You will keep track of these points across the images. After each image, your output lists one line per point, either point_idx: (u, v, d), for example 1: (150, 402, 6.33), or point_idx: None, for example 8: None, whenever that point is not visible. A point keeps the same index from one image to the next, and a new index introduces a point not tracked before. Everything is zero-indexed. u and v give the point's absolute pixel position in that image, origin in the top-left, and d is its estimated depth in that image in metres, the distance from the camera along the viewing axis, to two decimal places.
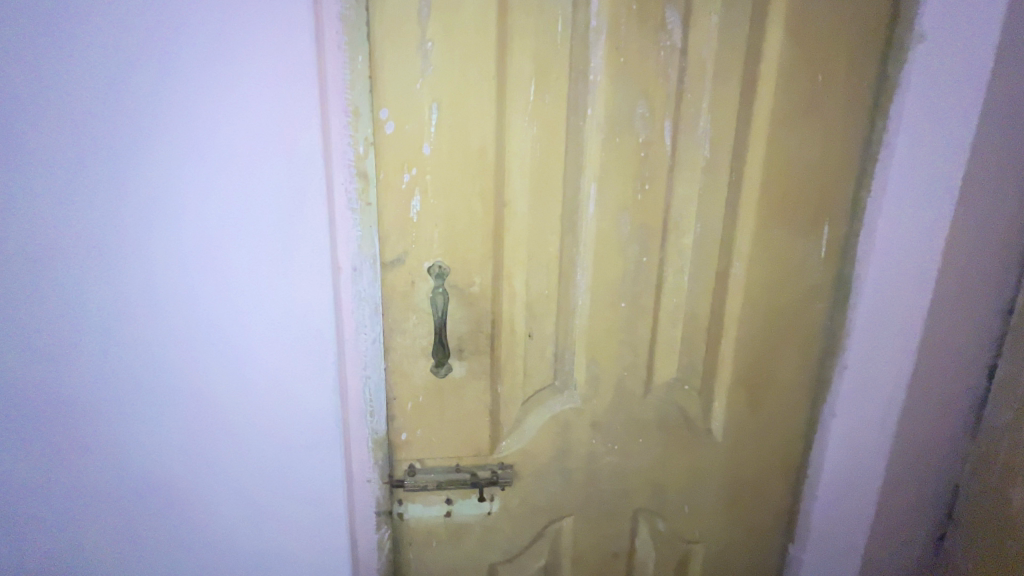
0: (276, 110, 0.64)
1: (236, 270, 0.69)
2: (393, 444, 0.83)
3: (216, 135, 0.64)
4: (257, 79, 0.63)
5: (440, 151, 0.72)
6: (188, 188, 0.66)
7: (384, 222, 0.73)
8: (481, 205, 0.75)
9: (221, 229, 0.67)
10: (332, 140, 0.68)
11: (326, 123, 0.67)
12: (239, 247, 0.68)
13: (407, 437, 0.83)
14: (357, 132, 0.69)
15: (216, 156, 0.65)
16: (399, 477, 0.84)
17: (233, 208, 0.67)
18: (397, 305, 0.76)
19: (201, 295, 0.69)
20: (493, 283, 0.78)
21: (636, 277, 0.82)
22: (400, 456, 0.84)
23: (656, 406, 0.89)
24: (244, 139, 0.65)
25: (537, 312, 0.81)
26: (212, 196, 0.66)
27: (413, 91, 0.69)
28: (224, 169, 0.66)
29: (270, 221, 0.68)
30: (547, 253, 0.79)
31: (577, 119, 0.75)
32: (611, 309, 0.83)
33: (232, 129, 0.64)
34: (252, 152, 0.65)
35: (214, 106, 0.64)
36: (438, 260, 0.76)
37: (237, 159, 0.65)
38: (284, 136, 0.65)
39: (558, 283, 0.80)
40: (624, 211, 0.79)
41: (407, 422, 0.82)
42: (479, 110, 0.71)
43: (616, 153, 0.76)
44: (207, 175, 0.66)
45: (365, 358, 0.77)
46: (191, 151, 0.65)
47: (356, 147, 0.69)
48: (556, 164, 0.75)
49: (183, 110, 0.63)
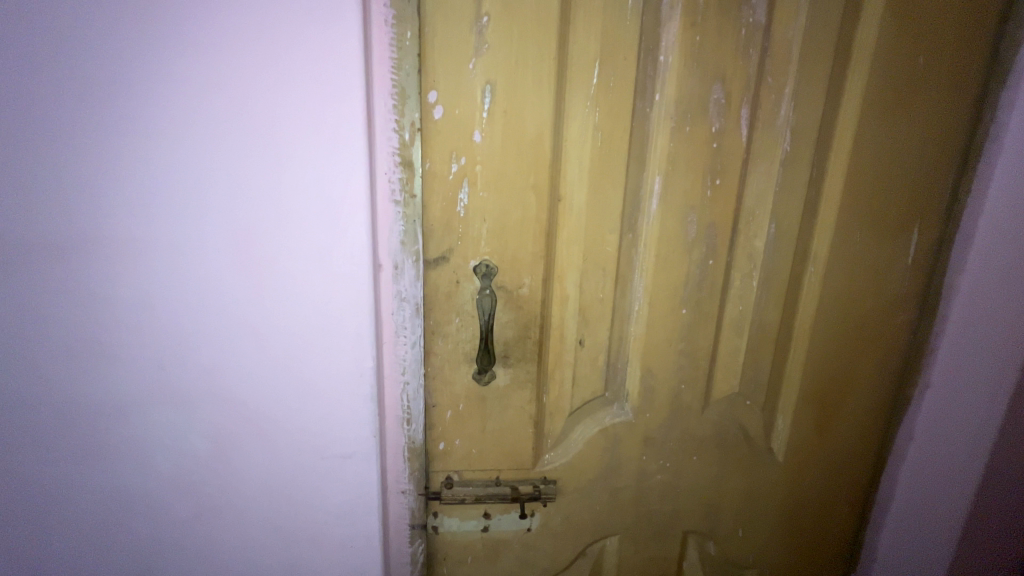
0: (316, 91, 0.58)
1: (269, 268, 0.64)
2: (431, 454, 0.77)
3: (250, 121, 0.59)
4: (296, 59, 0.57)
5: (493, 139, 0.65)
6: (219, 177, 0.61)
7: (429, 216, 0.67)
8: (535, 200, 0.68)
9: (255, 221, 0.62)
10: (376, 125, 0.62)
11: (370, 105, 0.60)
12: (273, 243, 0.63)
13: (445, 447, 0.77)
14: (403, 117, 0.62)
15: (251, 143, 0.60)
16: (436, 488, 0.79)
17: (268, 201, 0.61)
18: (440, 306, 0.70)
19: (232, 294, 0.64)
20: (544, 285, 0.72)
21: (701, 281, 0.75)
22: (437, 466, 0.78)
23: (714, 421, 0.82)
24: (281, 124, 0.59)
25: (590, 318, 0.74)
26: (245, 187, 0.61)
27: (465, 71, 0.63)
28: (261, 157, 0.60)
29: (306, 214, 0.62)
30: (604, 254, 0.72)
31: (644, 105, 0.67)
32: (671, 316, 0.76)
33: (268, 114, 0.59)
34: (290, 138, 0.60)
35: (250, 86, 0.58)
36: (486, 259, 0.69)
37: (274, 145, 0.60)
38: (325, 122, 0.60)
39: (614, 286, 0.73)
40: (691, 208, 0.71)
41: (446, 431, 0.77)
42: (537, 93, 0.64)
43: (686, 144, 0.69)
44: (240, 164, 0.60)
45: (404, 363, 0.71)
46: (224, 138, 0.59)
47: (402, 133, 0.63)
48: (618, 154, 0.68)
49: (215, 93, 0.58)
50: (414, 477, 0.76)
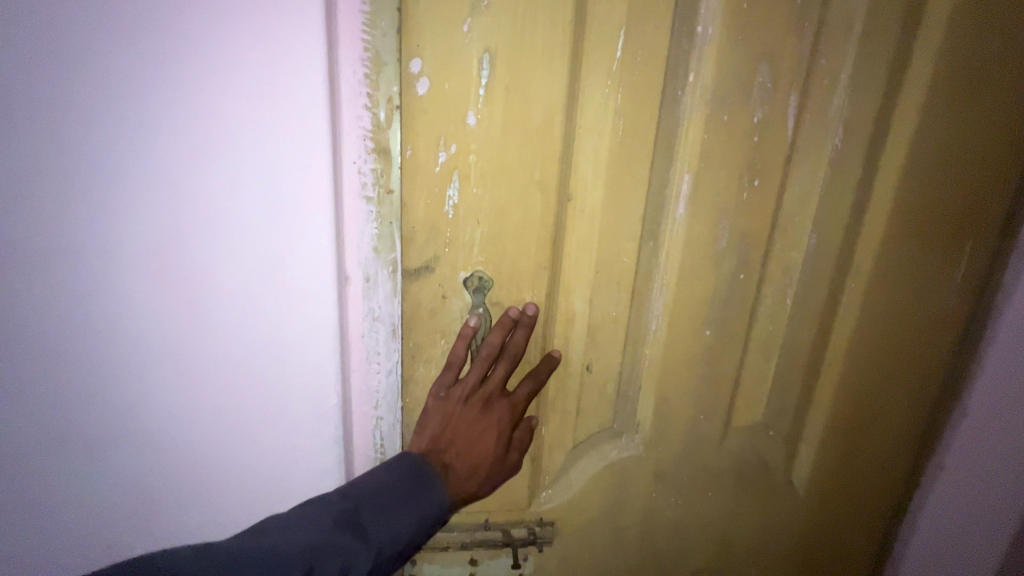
0: (263, 56, 0.45)
1: (208, 284, 0.51)
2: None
3: (172, 97, 0.46)
4: (229, 14, 0.44)
5: (491, 123, 0.52)
6: (134, 170, 0.47)
7: (410, 216, 0.54)
8: (540, 199, 0.56)
9: (183, 223, 0.49)
10: (342, 100, 0.48)
11: (333, 75, 0.47)
12: (212, 254, 0.50)
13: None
14: (378, 90, 0.49)
15: (172, 122, 0.46)
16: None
17: (202, 201, 0.49)
18: (422, 327, 0.58)
19: (160, 317, 0.52)
20: (547, 300, 0.60)
21: (728, 298, 0.64)
22: None
23: (733, 454, 0.73)
24: (216, 98, 0.46)
25: (601, 340, 0.63)
26: (165, 179, 0.48)
27: (459, 34, 0.49)
28: (188, 140, 0.47)
29: (252, 218, 0.50)
30: (619, 266, 0.60)
31: (675, 88, 0.55)
32: (692, 338, 0.65)
33: (196, 88, 0.45)
34: (229, 116, 0.47)
35: (174, 48, 0.44)
36: (479, 270, 0.57)
37: (206, 125, 0.47)
38: (274, 96, 0.46)
39: (630, 303, 0.62)
40: (723, 214, 0.60)
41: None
42: (548, 69, 0.52)
43: (722, 137, 0.57)
44: (156, 149, 0.47)
45: (377, 396, 0.59)
46: (138, 118, 0.46)
47: (375, 112, 0.49)
48: (640, 147, 0.56)
49: (121, 56, 0.44)
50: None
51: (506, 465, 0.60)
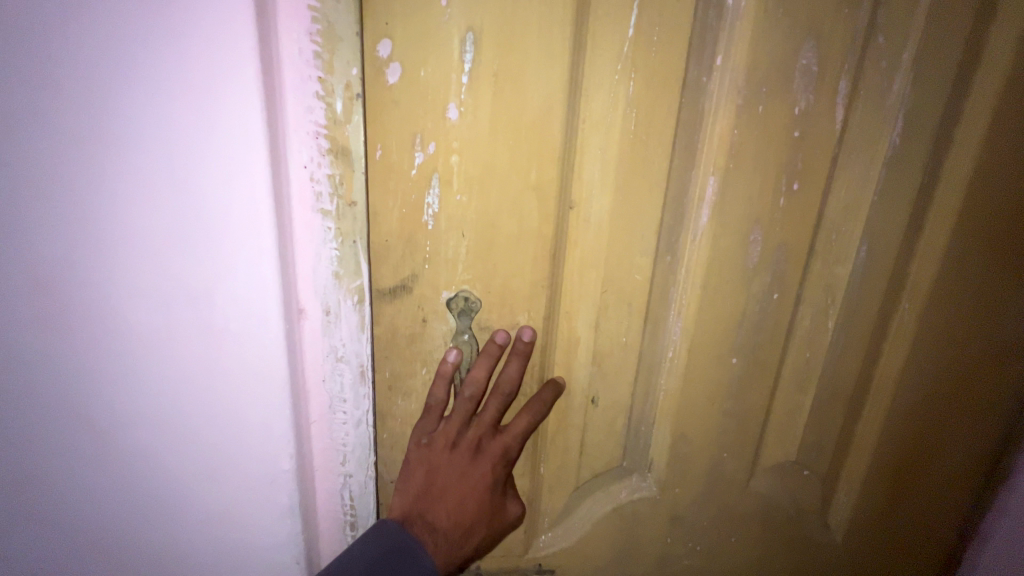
0: (182, 44, 0.37)
1: (137, 324, 0.44)
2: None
3: (79, 104, 0.38)
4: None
5: (477, 118, 0.44)
6: (38, 194, 0.39)
7: (383, 228, 0.46)
8: (536, 208, 0.47)
9: (98, 246, 0.41)
10: (287, 97, 0.41)
11: (274, 68, 0.40)
12: (139, 289, 0.43)
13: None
14: (332, 75, 0.41)
15: (77, 126, 0.38)
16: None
17: (120, 223, 0.41)
18: (399, 354, 0.50)
19: (85, 364, 0.44)
20: (545, 324, 0.52)
21: (760, 321, 0.54)
22: None
23: (762, 496, 0.63)
24: (128, 97, 0.38)
25: (608, 369, 0.54)
26: (73, 195, 0.40)
27: (436, 10, 0.41)
28: (99, 149, 0.39)
29: (186, 245, 0.42)
30: (631, 283, 0.51)
31: (700, 73, 0.46)
32: (716, 367, 0.56)
33: (104, 90, 0.38)
34: (145, 119, 0.39)
35: (73, 35, 0.36)
36: (465, 290, 0.49)
37: (118, 130, 0.39)
38: (199, 93, 0.38)
39: (643, 327, 0.53)
40: (755, 224, 0.51)
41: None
42: (544, 51, 0.43)
43: (756, 132, 0.47)
44: (59, 160, 0.39)
45: (344, 450, 0.53)
46: (34, 126, 0.38)
47: (329, 102, 0.41)
48: (656, 145, 0.47)
49: (7, 56, 0.36)
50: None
51: (502, 518, 0.52)
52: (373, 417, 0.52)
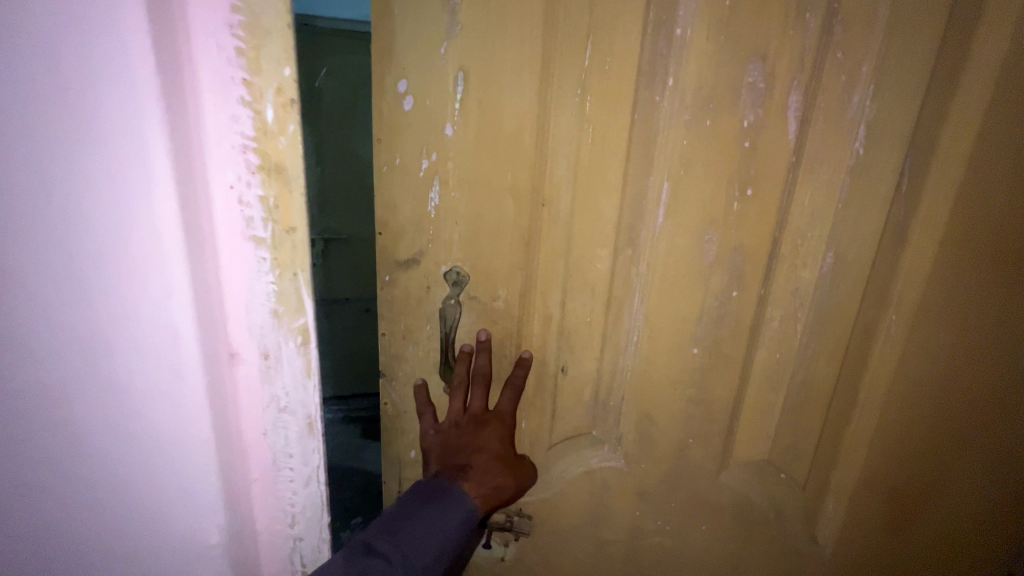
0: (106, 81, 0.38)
1: (72, 352, 0.43)
2: (403, 460, 0.75)
3: None
4: (71, 63, 0.37)
5: (467, 134, 0.58)
6: None
7: (399, 215, 0.62)
8: (512, 204, 0.60)
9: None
10: (213, 132, 0.42)
11: (193, 102, 0.41)
12: (71, 334, 0.43)
13: (417, 456, 0.74)
14: (259, 97, 0.42)
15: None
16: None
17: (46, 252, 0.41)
18: (410, 312, 0.67)
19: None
20: (520, 299, 0.63)
21: (720, 317, 0.59)
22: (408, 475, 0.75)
23: (733, 490, 0.66)
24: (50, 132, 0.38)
25: (575, 343, 0.64)
26: None
27: (437, 56, 0.56)
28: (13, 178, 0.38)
29: (125, 275, 0.43)
30: (594, 271, 0.60)
31: (652, 93, 0.54)
32: (678, 355, 0.62)
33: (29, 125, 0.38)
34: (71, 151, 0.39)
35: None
36: (457, 265, 0.63)
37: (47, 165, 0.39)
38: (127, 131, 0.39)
39: (606, 310, 0.62)
40: (709, 226, 0.56)
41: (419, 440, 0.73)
42: (516, 81, 0.55)
43: (706, 143, 0.54)
44: None
45: (285, 465, 0.54)
46: None
47: (259, 109, 0.43)
48: (612, 155, 0.56)
49: None
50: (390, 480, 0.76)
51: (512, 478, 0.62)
52: (392, 358, 0.69)
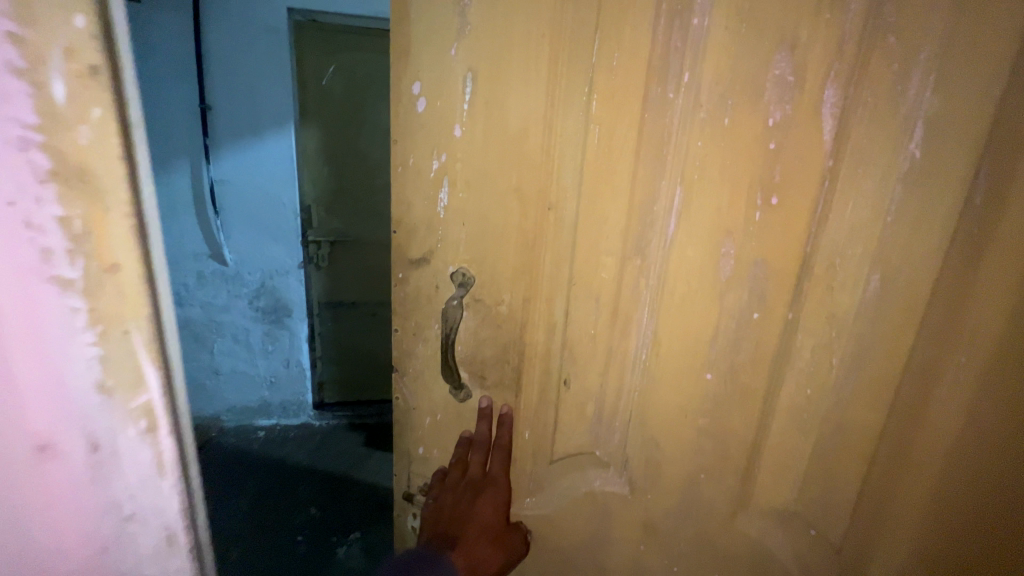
0: None
1: None
2: (413, 456, 0.76)
3: None
4: None
5: (475, 134, 0.57)
6: None
7: (412, 214, 0.63)
8: (518, 206, 0.58)
9: None
10: None
11: None
12: None
13: (425, 454, 0.74)
14: (38, 66, 0.35)
15: None
16: (417, 490, 0.77)
17: None
18: (421, 310, 0.67)
19: None
20: (524, 305, 0.61)
21: (738, 341, 0.52)
22: (416, 470, 0.76)
23: (751, 539, 0.58)
24: None
25: (579, 356, 0.60)
26: None
27: (448, 57, 0.56)
28: None
29: None
30: (599, 281, 0.57)
31: (664, 89, 0.49)
32: (690, 379, 0.56)
33: None
34: None
35: None
36: (463, 265, 0.63)
37: None
38: None
39: (612, 323, 0.58)
40: (726, 237, 0.50)
41: (427, 438, 0.73)
42: (523, 80, 0.54)
43: (724, 144, 0.48)
44: None
45: (117, 519, 0.47)
46: None
47: (41, 83, 0.35)
48: (620, 156, 0.53)
49: None
50: (400, 474, 0.77)
51: (507, 543, 0.67)
52: (403, 353, 0.70)
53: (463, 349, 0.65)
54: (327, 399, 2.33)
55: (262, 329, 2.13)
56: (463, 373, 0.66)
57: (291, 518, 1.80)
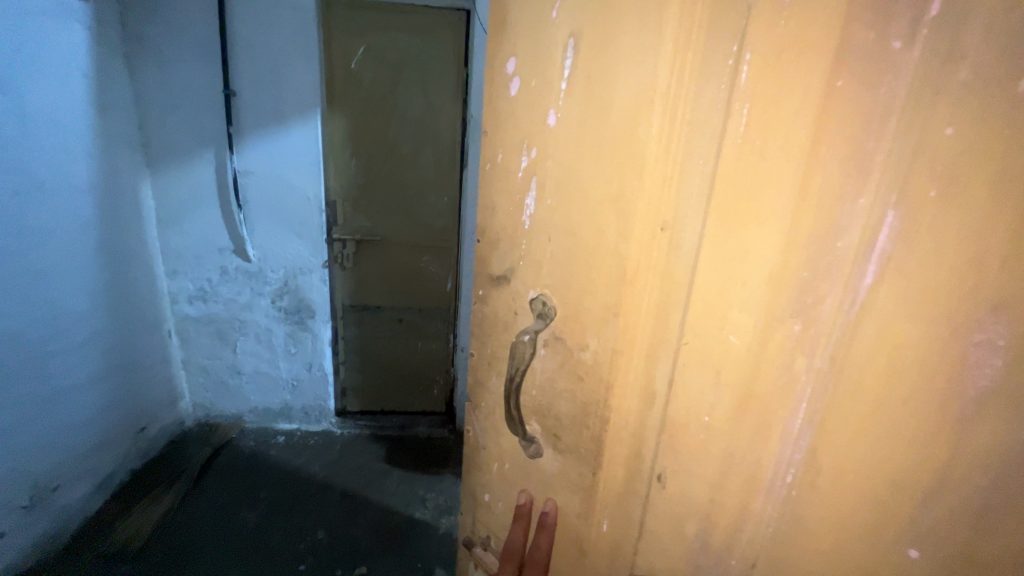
0: None
1: None
2: (479, 501, 0.63)
3: None
4: None
5: (569, 122, 0.41)
6: None
7: (494, 224, 0.50)
8: (617, 223, 0.40)
9: None
10: None
11: None
12: None
13: (490, 501, 0.61)
14: None
15: None
16: (479, 542, 0.65)
17: None
18: (496, 338, 0.54)
19: None
20: (616, 361, 0.44)
21: (982, 501, 0.29)
22: (478, 519, 0.65)
23: None
24: None
25: (685, 448, 0.42)
26: None
27: (547, 22, 0.41)
28: None
29: None
30: (726, 345, 0.38)
31: (882, 41, 0.28)
32: (871, 533, 0.33)
33: None
34: None
35: None
36: (544, 292, 0.47)
37: None
38: None
39: (740, 411, 0.38)
40: (985, 312, 0.27)
41: (494, 485, 0.60)
42: (637, 44, 0.37)
43: (1008, 137, 0.25)
44: None
45: None
46: None
47: None
48: (782, 156, 0.33)
49: None
50: (466, 514, 0.66)
51: None
52: (478, 382, 0.58)
53: (537, 396, 0.50)
54: (350, 405, 2.17)
55: (286, 331, 1.97)
56: (532, 425, 0.52)
57: (293, 542, 1.60)
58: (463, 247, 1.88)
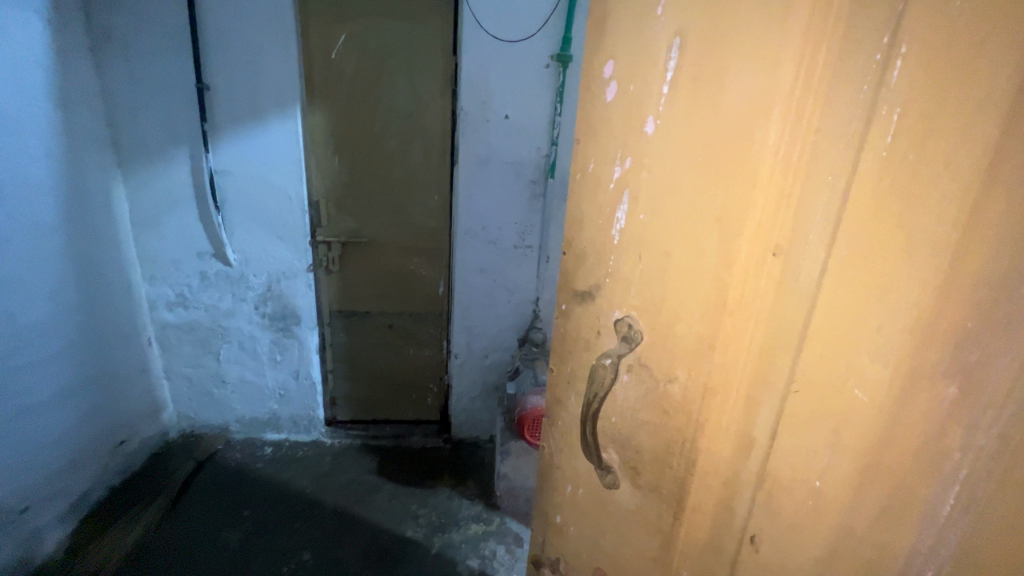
0: None
1: None
2: (541, 523, 0.59)
3: None
4: None
5: (671, 130, 0.36)
6: None
7: (576, 238, 0.46)
8: (720, 243, 0.35)
9: None
10: None
11: None
12: None
13: (557, 525, 0.56)
14: None
15: None
16: (543, 564, 0.60)
17: None
18: (575, 358, 0.48)
19: None
20: (710, 400, 0.38)
21: None
22: (538, 542, 0.60)
23: None
24: None
25: (786, 510, 0.35)
26: None
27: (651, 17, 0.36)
28: None
29: None
30: (851, 402, 0.31)
31: None
32: None
33: None
34: None
35: None
36: (631, 314, 0.41)
37: None
38: None
39: (866, 482, 0.31)
40: None
41: (562, 508, 0.55)
42: (756, 44, 0.31)
43: None
44: None
45: None
46: None
47: None
48: (947, 173, 0.26)
49: None
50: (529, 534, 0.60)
51: None
52: (552, 401, 0.53)
53: (614, 425, 0.45)
54: (339, 415, 2.06)
55: (272, 339, 1.86)
56: (610, 453, 0.46)
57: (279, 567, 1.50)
58: (456, 250, 1.80)
